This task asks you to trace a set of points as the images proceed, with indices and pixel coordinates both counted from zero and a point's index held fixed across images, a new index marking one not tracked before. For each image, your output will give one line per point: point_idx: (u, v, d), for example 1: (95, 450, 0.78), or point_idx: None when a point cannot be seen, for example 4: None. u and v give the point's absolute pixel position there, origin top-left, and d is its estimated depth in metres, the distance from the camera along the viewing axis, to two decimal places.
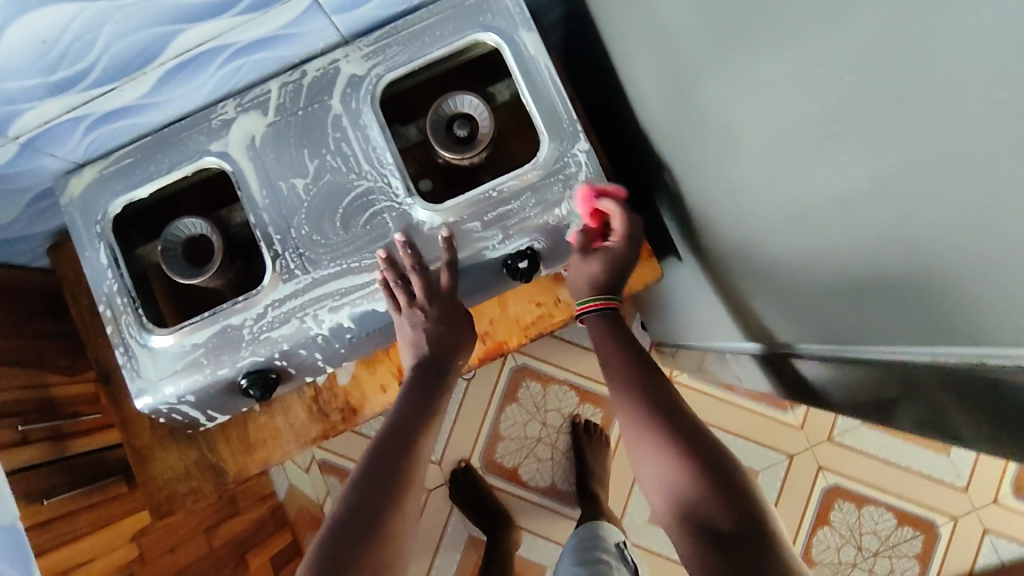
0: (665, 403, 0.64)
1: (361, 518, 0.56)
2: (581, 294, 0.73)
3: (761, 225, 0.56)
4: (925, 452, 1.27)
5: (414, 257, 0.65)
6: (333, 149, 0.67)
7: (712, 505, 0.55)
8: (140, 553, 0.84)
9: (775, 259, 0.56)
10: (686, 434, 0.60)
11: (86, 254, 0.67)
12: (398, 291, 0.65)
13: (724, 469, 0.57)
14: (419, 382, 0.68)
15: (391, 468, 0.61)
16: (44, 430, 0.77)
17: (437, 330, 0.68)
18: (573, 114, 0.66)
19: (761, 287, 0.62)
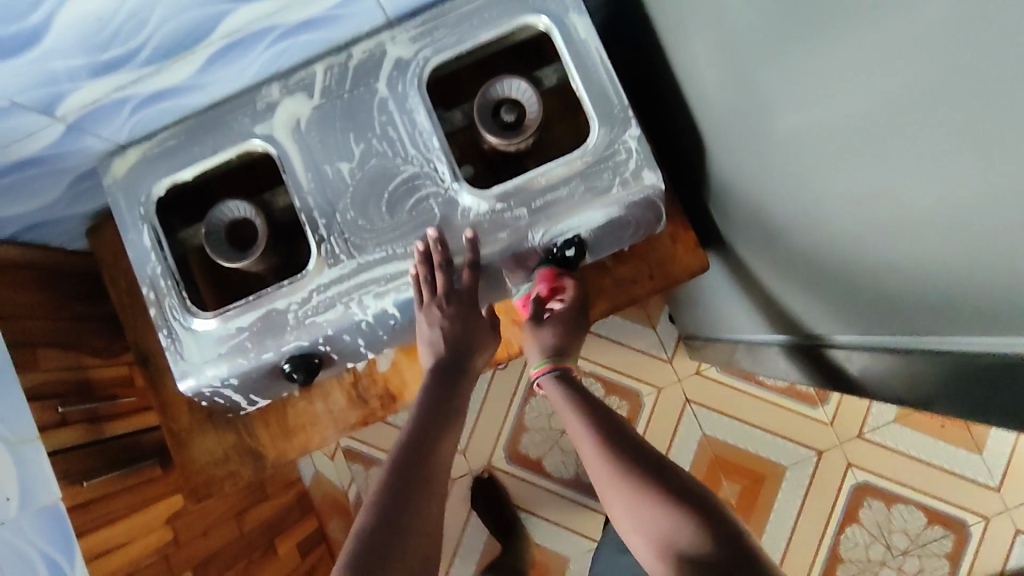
0: (636, 442, 0.62)
1: (392, 529, 0.53)
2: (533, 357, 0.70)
3: (822, 217, 0.54)
4: (958, 451, 1.25)
5: (442, 254, 0.63)
6: (379, 134, 0.66)
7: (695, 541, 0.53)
8: (174, 536, 0.84)
9: (835, 251, 0.55)
10: (666, 475, 0.59)
11: (129, 236, 0.67)
12: (424, 287, 0.64)
13: (710, 508, 0.56)
14: (436, 381, 0.64)
15: (419, 478, 0.57)
16: (83, 412, 0.77)
17: (456, 331, 0.66)
18: (624, 99, 0.64)
19: (817, 280, 0.60)
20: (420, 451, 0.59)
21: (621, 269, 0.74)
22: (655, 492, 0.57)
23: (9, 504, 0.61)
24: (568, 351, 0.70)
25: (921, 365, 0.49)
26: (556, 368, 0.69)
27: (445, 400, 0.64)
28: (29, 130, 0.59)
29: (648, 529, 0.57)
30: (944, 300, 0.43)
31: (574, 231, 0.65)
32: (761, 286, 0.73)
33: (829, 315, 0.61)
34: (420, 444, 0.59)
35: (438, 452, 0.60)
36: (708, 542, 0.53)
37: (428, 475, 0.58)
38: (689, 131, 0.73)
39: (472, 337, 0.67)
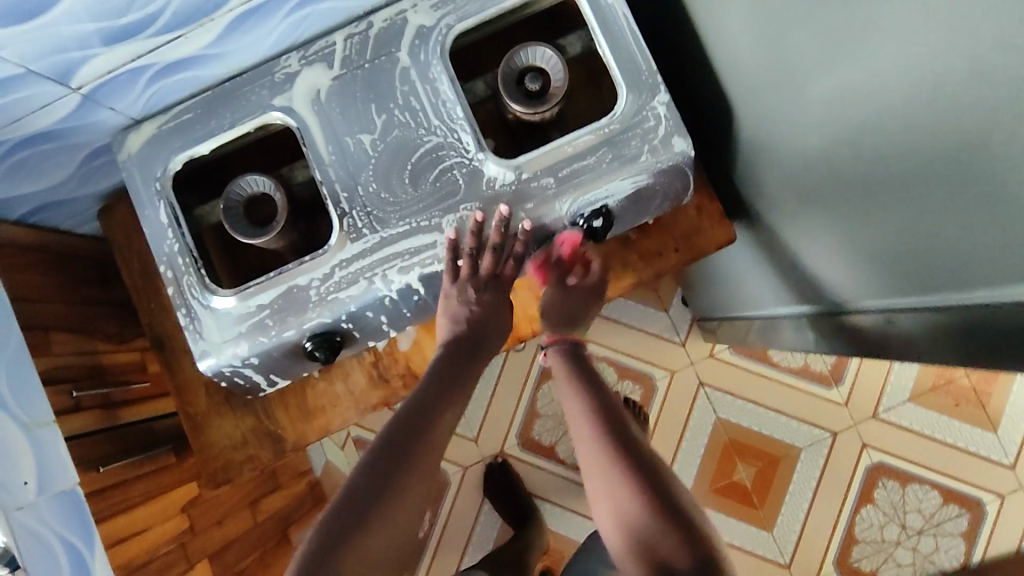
0: (632, 435, 0.59)
1: (361, 516, 0.51)
2: (546, 325, 0.67)
3: (862, 177, 0.53)
4: (972, 430, 1.25)
5: (501, 236, 0.63)
6: (402, 104, 0.64)
7: (672, 553, 0.52)
8: (191, 524, 0.82)
9: (874, 213, 0.54)
10: (658, 476, 0.55)
11: (145, 213, 0.65)
12: (467, 264, 0.63)
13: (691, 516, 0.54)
14: (452, 361, 0.63)
15: (403, 457, 0.54)
16: (97, 397, 0.75)
17: (482, 317, 0.65)
18: (652, 65, 0.63)
19: (853, 246, 0.59)
20: (410, 433, 0.56)
21: (644, 242, 0.72)
22: (643, 489, 0.54)
23: (27, 489, 0.59)
24: (579, 321, 0.68)
25: (950, 326, 0.48)
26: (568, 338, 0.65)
27: (453, 376, 0.61)
28: (44, 102, 0.57)
29: (628, 530, 0.54)
30: (988, 256, 0.42)
31: (601, 201, 0.64)
32: (789, 256, 0.72)
33: (866, 281, 0.60)
34: (411, 424, 0.56)
35: (436, 426, 0.57)
36: (682, 551, 0.52)
37: (419, 448, 0.56)
38: (715, 100, 0.72)
39: (495, 325, 0.66)
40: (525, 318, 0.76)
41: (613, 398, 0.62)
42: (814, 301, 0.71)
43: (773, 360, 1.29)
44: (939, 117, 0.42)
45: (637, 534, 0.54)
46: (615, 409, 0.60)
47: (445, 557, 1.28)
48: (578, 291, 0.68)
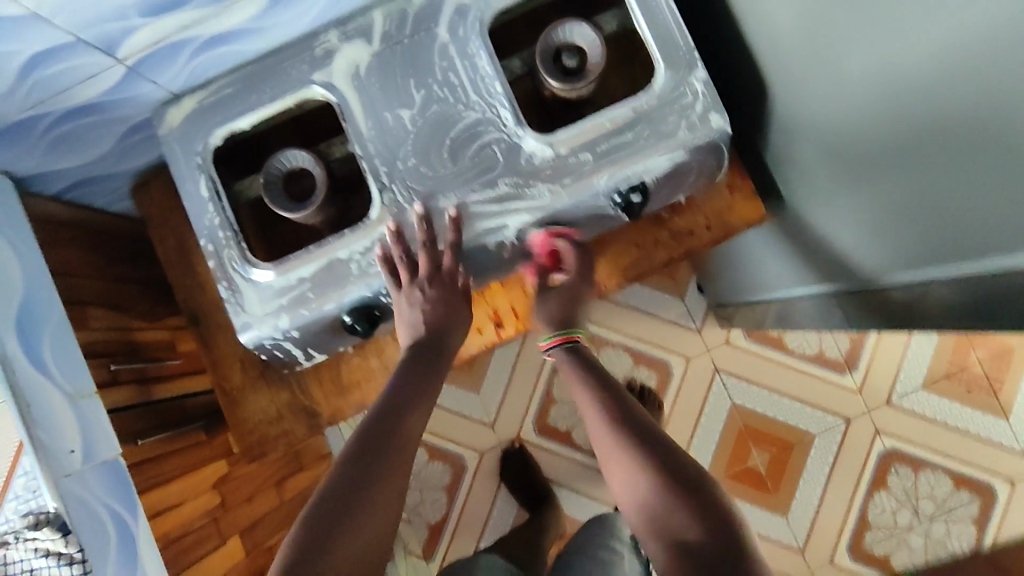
0: (634, 415, 0.61)
1: (346, 505, 0.53)
2: (541, 330, 0.68)
3: (904, 149, 0.54)
4: (985, 417, 1.26)
5: (426, 232, 0.64)
6: (441, 80, 0.65)
7: (683, 523, 0.52)
8: (221, 500, 0.83)
9: (915, 185, 0.55)
10: (658, 450, 0.57)
11: (186, 186, 0.66)
12: (400, 267, 0.64)
13: (698, 486, 0.54)
14: (421, 361, 0.63)
15: (381, 449, 0.56)
16: (132, 371, 0.76)
17: (436, 315, 0.65)
18: (690, 42, 0.64)
19: (889, 221, 0.60)
20: (388, 429, 0.57)
21: (677, 219, 0.73)
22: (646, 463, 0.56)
23: (73, 457, 0.60)
24: (574, 320, 0.68)
25: (999, 289, 0.48)
26: (567, 340, 0.66)
27: (422, 372, 0.63)
28: (89, 74, 0.58)
29: (640, 505, 0.55)
30: None
31: (638, 176, 0.64)
32: (818, 235, 0.73)
33: (898, 254, 0.61)
34: (389, 421, 0.58)
35: (411, 424, 0.59)
36: (695, 522, 0.52)
37: (395, 444, 0.57)
38: (748, 79, 0.72)
39: (455, 325, 0.66)
40: (509, 314, 0.76)
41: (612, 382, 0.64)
42: (844, 279, 0.72)
43: (788, 347, 1.30)
44: (990, 82, 0.43)
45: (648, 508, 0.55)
46: (618, 393, 0.62)
47: (461, 542, 1.29)
48: (563, 291, 0.68)
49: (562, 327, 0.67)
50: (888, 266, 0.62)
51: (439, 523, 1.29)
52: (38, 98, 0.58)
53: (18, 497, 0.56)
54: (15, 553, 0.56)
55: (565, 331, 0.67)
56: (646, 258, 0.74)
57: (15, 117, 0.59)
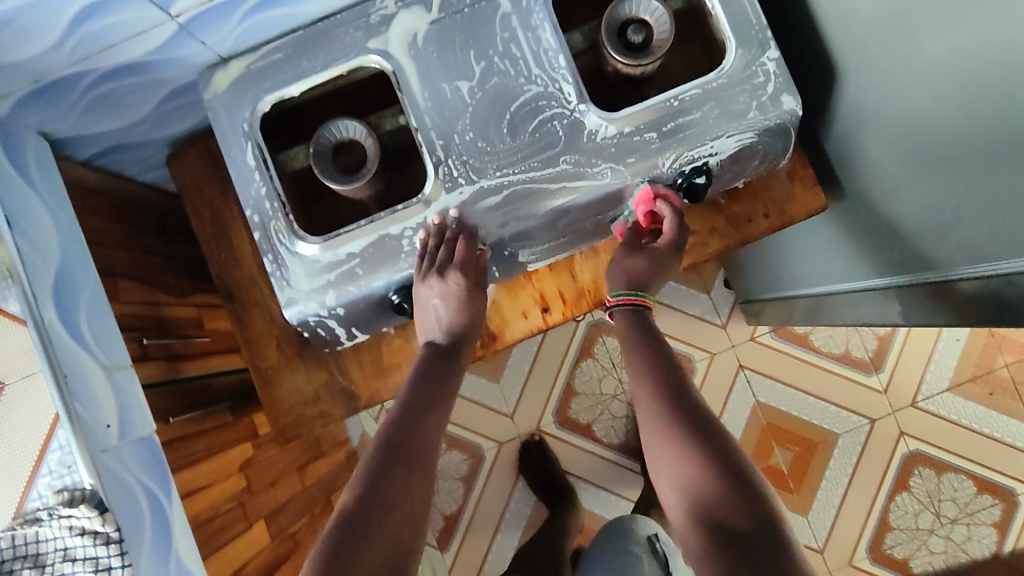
0: (678, 392, 0.57)
1: (374, 504, 0.50)
2: (613, 287, 0.64)
3: (983, 140, 0.52)
4: (1009, 421, 1.25)
5: (453, 230, 0.62)
6: (502, 51, 0.63)
7: (727, 505, 0.49)
8: (247, 484, 0.78)
9: (989, 180, 0.53)
10: (701, 428, 0.54)
11: (232, 154, 0.64)
12: (425, 260, 0.61)
13: (741, 466, 0.52)
14: (438, 362, 0.62)
15: (405, 449, 0.54)
16: (161, 348, 0.73)
17: (448, 311, 0.62)
18: (763, 21, 0.62)
19: (952, 215, 0.59)
20: (411, 428, 0.56)
21: (733, 206, 0.72)
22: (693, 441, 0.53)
23: (109, 432, 0.57)
24: (648, 286, 0.63)
25: None
26: (631, 302, 0.62)
27: (437, 372, 0.61)
28: (141, 29, 0.54)
29: (683, 489, 0.52)
30: None
31: (703, 158, 0.63)
32: (876, 227, 0.71)
33: (960, 246, 0.59)
34: (413, 419, 0.57)
35: (432, 425, 0.57)
36: (740, 512, 0.49)
37: (417, 450, 0.55)
38: (813, 64, 0.70)
39: (469, 322, 0.64)
40: (557, 299, 0.74)
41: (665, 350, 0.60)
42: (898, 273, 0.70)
43: (814, 346, 1.28)
44: None
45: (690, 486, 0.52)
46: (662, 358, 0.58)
47: (477, 534, 1.26)
48: (650, 256, 0.63)
49: (630, 287, 0.62)
50: (948, 259, 0.61)
51: (455, 515, 1.27)
52: (83, 54, 0.55)
53: (52, 472, 0.53)
54: (50, 531, 0.52)
55: (634, 292, 0.62)
56: (698, 246, 0.72)
57: (58, 73, 0.56)
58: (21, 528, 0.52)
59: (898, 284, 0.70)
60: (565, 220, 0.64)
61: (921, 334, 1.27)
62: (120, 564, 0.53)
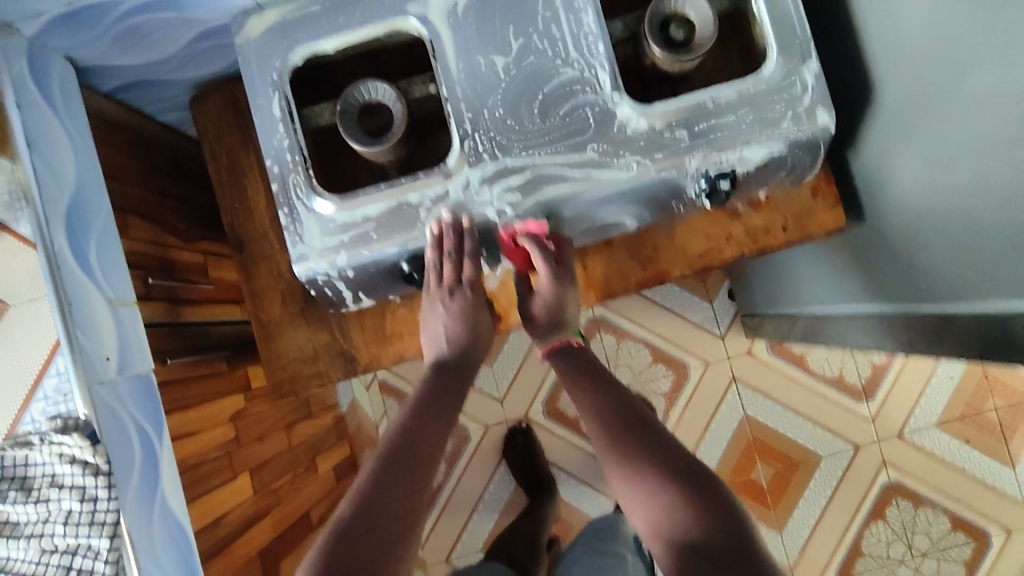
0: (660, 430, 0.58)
1: (374, 508, 0.51)
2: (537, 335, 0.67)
3: (1008, 179, 0.52)
4: (991, 462, 1.26)
5: (455, 241, 0.62)
6: (542, 31, 0.62)
7: (694, 521, 0.51)
8: (237, 435, 0.78)
9: (1004, 218, 0.53)
10: (678, 451, 0.56)
11: (258, 102, 0.63)
12: (432, 276, 0.64)
13: (713, 480, 0.54)
14: (437, 376, 0.63)
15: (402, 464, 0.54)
16: (165, 290, 0.72)
17: (456, 326, 0.64)
18: (808, 32, 0.61)
19: (967, 250, 0.59)
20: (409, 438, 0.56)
21: (753, 216, 0.72)
22: (657, 468, 0.55)
23: (107, 364, 0.56)
24: (568, 320, 0.67)
25: None
26: (563, 344, 0.66)
27: (441, 390, 0.62)
28: None
29: (651, 519, 0.54)
30: None
31: (731, 163, 0.62)
32: (891, 253, 0.71)
33: (970, 282, 0.59)
34: (411, 426, 0.58)
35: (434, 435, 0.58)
36: (720, 533, 0.50)
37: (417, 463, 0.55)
38: (849, 84, 0.70)
39: (474, 347, 0.65)
40: None
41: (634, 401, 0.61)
42: (903, 302, 0.70)
43: (809, 366, 1.29)
44: None
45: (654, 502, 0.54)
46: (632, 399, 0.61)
47: (454, 513, 1.27)
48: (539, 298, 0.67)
49: (559, 329, 0.66)
50: (957, 293, 0.61)
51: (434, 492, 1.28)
52: None
53: (47, 398, 0.54)
54: (39, 455, 0.53)
55: (563, 333, 0.66)
56: (714, 251, 0.72)
57: None
58: (13, 449, 0.53)
59: (903, 312, 0.70)
60: (579, 211, 0.65)
61: (917, 368, 1.27)
62: (107, 496, 0.52)
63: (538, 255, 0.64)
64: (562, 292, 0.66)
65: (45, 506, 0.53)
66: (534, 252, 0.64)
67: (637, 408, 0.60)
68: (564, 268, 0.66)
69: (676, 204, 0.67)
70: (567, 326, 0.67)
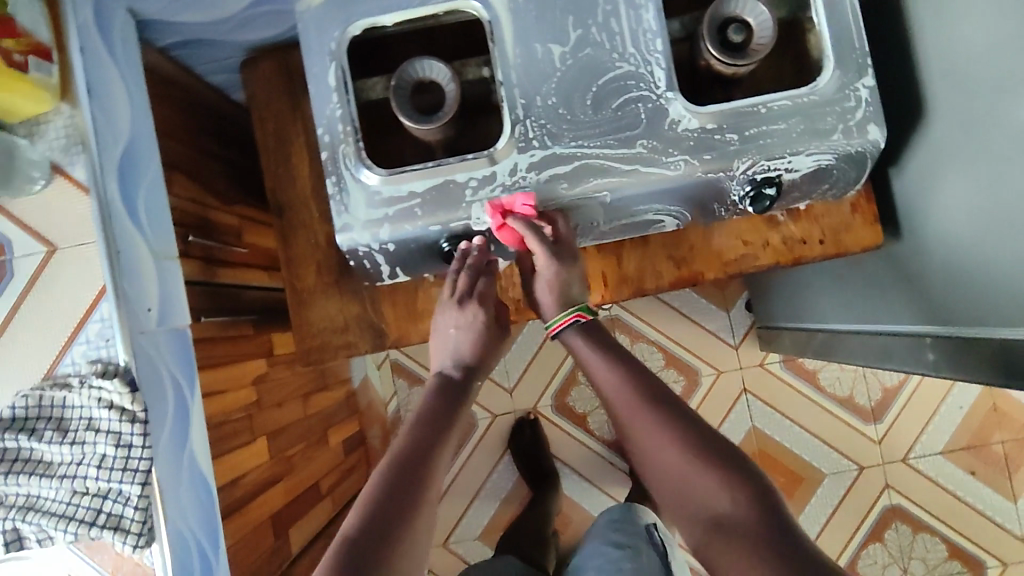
0: (669, 407, 0.59)
1: (392, 512, 0.52)
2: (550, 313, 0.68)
3: None
4: (992, 494, 1.26)
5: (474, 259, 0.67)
6: (601, 23, 0.62)
7: (723, 503, 0.53)
8: (258, 399, 0.79)
9: None
10: (690, 427, 0.58)
11: (314, 70, 0.63)
12: (449, 288, 0.68)
13: (739, 460, 0.55)
14: (442, 390, 0.64)
15: (409, 474, 0.55)
16: (201, 249, 0.73)
17: (463, 338, 0.67)
18: (865, 47, 0.62)
19: (1001, 276, 0.59)
20: (424, 443, 0.58)
21: (791, 225, 0.72)
22: (687, 456, 0.56)
23: (149, 316, 0.56)
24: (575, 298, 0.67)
25: None
26: (575, 320, 0.66)
27: (445, 403, 0.63)
28: None
29: (673, 495, 0.56)
30: None
31: (777, 170, 0.63)
32: (923, 275, 0.71)
33: (1001, 308, 0.59)
34: (419, 435, 0.59)
35: (439, 447, 0.59)
36: (736, 502, 0.53)
37: (424, 476, 0.56)
38: (898, 103, 0.70)
39: (480, 356, 0.68)
40: (598, 281, 0.74)
41: (642, 375, 0.62)
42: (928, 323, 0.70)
43: (820, 384, 1.29)
44: None
45: (678, 484, 0.56)
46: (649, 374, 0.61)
47: (455, 499, 1.27)
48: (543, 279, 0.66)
49: (569, 306, 0.66)
50: (987, 318, 0.61)
51: None
52: None
53: (89, 342, 0.55)
54: (76, 398, 0.53)
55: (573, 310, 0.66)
56: (749, 257, 0.73)
57: None
58: (50, 390, 0.53)
59: (926, 333, 0.70)
60: (622, 206, 0.65)
61: (927, 395, 1.28)
62: (141, 444, 0.54)
63: (530, 237, 0.63)
64: (566, 272, 0.66)
65: (80, 449, 0.53)
66: (527, 235, 0.63)
67: (648, 385, 0.61)
68: (562, 247, 0.65)
69: (717, 206, 0.68)
70: (574, 303, 0.67)
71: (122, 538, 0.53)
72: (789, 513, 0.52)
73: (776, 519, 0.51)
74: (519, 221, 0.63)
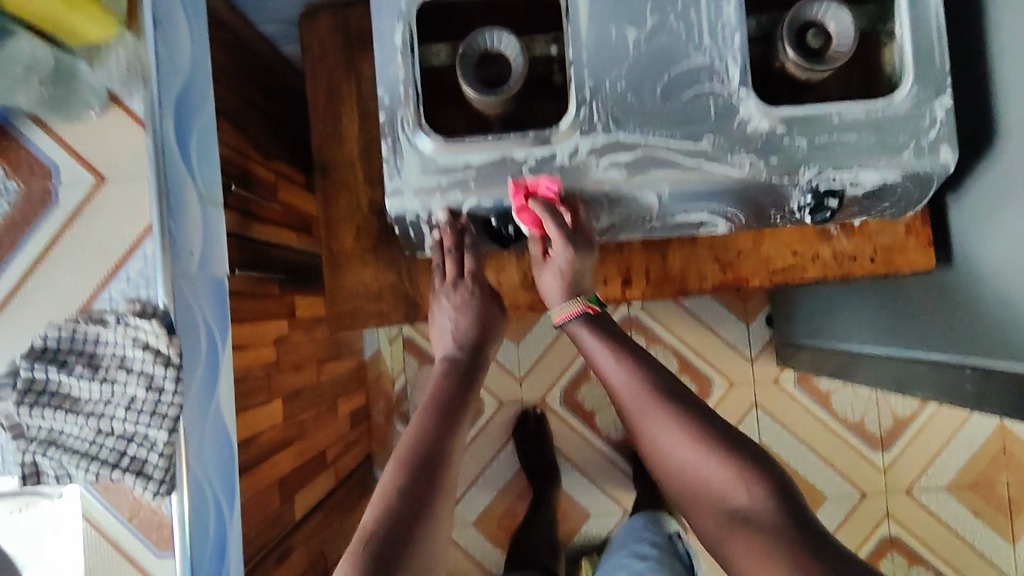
0: (679, 397, 0.59)
1: (418, 498, 0.51)
2: (554, 302, 0.67)
3: None
4: (992, 535, 1.25)
5: (454, 237, 0.65)
6: (680, 12, 0.61)
7: (741, 495, 0.53)
8: (279, 358, 0.78)
9: None
10: (702, 417, 0.57)
11: (381, 29, 0.62)
12: (439, 275, 0.68)
13: (762, 454, 0.55)
14: (449, 376, 0.65)
15: (431, 462, 0.54)
16: (239, 201, 0.71)
17: (462, 319, 0.67)
18: (946, 66, 0.60)
19: None
20: (439, 430, 0.57)
21: (843, 241, 0.72)
22: (700, 446, 0.55)
23: (191, 259, 0.56)
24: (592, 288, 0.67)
25: None
26: (585, 310, 0.65)
27: (456, 391, 0.63)
28: None
29: (684, 484, 0.55)
30: None
31: (842, 182, 0.62)
32: (962, 306, 0.70)
33: None
34: (431, 424, 0.58)
35: (452, 435, 0.58)
36: (757, 494, 0.52)
37: (442, 464, 0.55)
38: (967, 128, 0.68)
39: (480, 332, 0.67)
40: (640, 276, 0.74)
41: (651, 365, 0.61)
42: (954, 350, 0.70)
43: (832, 407, 1.28)
44: None
45: (692, 479, 0.55)
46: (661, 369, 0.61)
47: None
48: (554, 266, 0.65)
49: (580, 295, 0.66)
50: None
51: None
52: None
53: (128, 281, 0.55)
54: (110, 335, 0.52)
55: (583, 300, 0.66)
56: (796, 268, 0.73)
57: None
58: (84, 324, 0.52)
59: (950, 360, 0.70)
60: (679, 203, 0.64)
61: (938, 429, 1.27)
62: (173, 390, 0.52)
63: (550, 221, 0.62)
64: (580, 260, 0.65)
65: (110, 387, 0.52)
66: (545, 218, 0.62)
67: (658, 377, 0.60)
68: (579, 234, 0.64)
69: (774, 212, 0.66)
70: (582, 293, 0.66)
71: (144, 484, 0.51)
72: (809, 508, 0.52)
73: (795, 513, 0.51)
74: (541, 203, 0.62)
